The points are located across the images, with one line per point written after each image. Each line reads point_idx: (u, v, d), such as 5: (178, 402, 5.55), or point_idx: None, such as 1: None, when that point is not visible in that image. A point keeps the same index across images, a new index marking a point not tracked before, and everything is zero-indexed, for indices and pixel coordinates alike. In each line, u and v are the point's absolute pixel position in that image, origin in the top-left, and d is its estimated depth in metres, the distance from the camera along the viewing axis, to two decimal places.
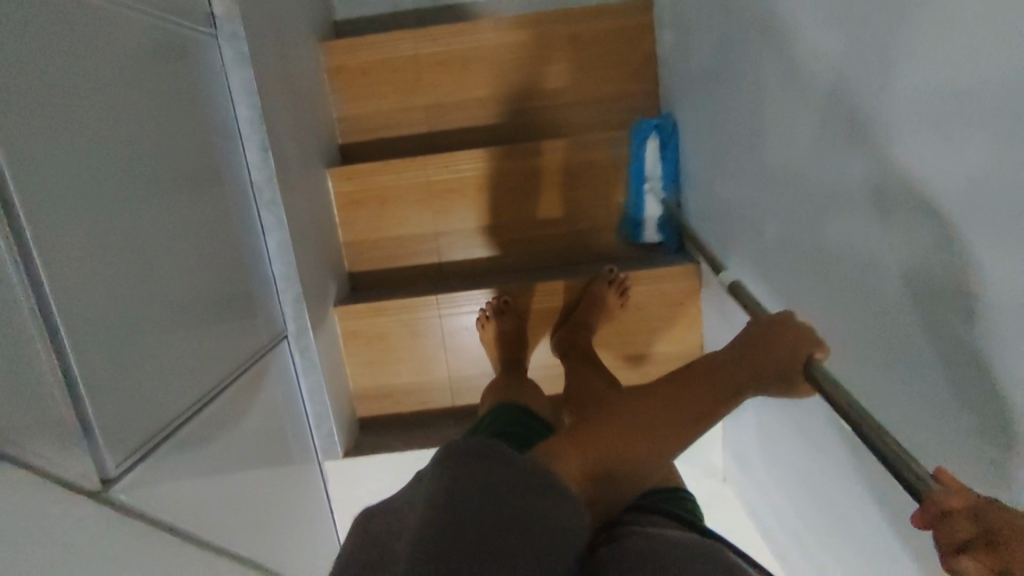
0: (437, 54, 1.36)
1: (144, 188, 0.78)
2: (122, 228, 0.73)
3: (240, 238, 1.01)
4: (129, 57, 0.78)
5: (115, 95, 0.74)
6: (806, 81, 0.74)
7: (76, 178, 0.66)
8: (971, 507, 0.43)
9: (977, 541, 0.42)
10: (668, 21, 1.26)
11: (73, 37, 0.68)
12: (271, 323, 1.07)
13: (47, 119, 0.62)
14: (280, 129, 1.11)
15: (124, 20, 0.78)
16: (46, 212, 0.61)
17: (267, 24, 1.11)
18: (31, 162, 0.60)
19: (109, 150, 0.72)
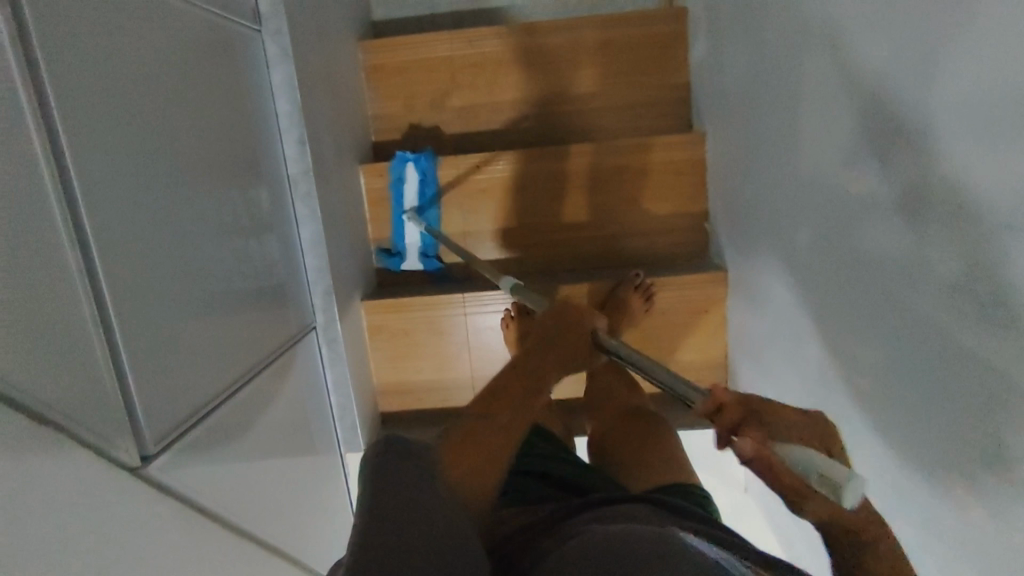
0: (472, 56, 1.38)
1: (187, 176, 0.80)
2: (164, 214, 0.75)
3: (274, 229, 1.03)
4: (177, 49, 0.81)
5: (162, 85, 0.77)
6: (842, 90, 0.74)
7: (124, 163, 0.68)
8: (743, 398, 0.59)
9: (745, 421, 0.57)
10: (702, 29, 1.27)
11: (126, 29, 0.71)
12: (300, 314, 1.09)
13: (99, 104, 0.65)
14: (317, 124, 1.13)
15: (174, 13, 0.81)
16: (97, 193, 0.63)
17: (309, 21, 1.14)
18: (85, 146, 0.62)
19: (153, 138, 0.74)
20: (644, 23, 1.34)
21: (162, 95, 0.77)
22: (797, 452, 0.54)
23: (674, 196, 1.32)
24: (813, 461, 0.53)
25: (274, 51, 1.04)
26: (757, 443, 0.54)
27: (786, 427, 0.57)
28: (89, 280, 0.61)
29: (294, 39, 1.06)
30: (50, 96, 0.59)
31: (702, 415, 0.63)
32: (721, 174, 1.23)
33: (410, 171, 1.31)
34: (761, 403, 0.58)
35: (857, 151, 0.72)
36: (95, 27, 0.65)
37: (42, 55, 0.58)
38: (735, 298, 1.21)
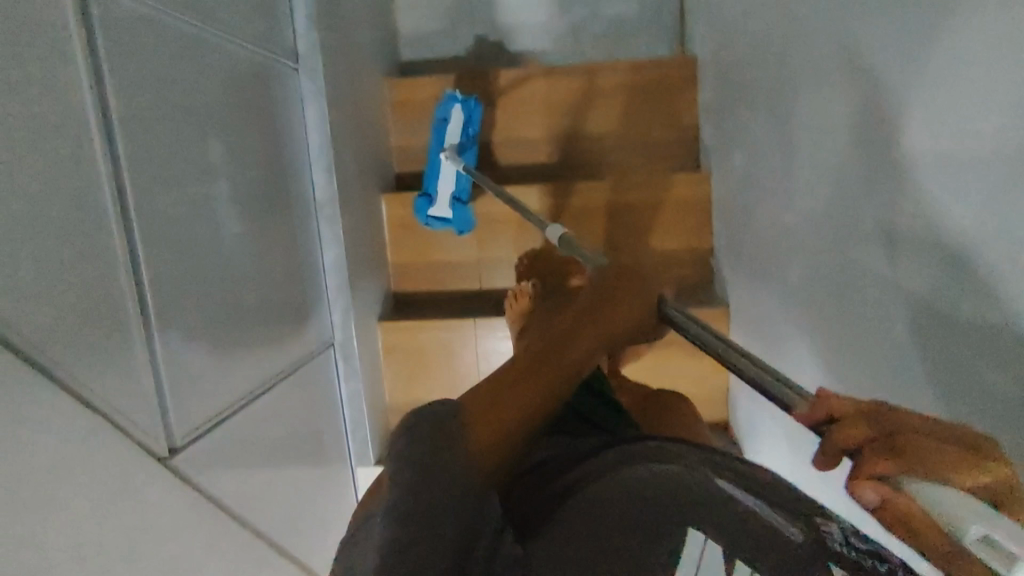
0: (493, 96, 1.47)
1: (225, 195, 0.88)
2: (204, 230, 0.82)
3: (300, 248, 1.10)
4: (223, 82, 0.89)
5: (208, 114, 0.85)
6: (834, 132, 0.80)
7: (169, 183, 0.76)
8: (870, 406, 0.38)
9: (870, 446, 0.36)
10: (710, 74, 1.34)
11: (178, 66, 0.79)
12: (319, 329, 1.14)
13: (152, 128, 0.73)
14: (345, 155, 1.21)
15: (223, 52, 0.90)
16: (145, 207, 0.71)
17: (341, 60, 1.24)
18: (137, 169, 0.70)
19: (198, 161, 0.82)
20: (657, 68, 1.42)
21: (209, 120, 0.85)
22: (929, 490, 0.33)
23: (681, 232, 1.38)
24: (949, 497, 0.33)
25: (308, 85, 1.13)
26: (877, 485, 0.35)
27: (947, 454, 0.34)
28: (134, 276, 0.69)
29: (327, 76, 1.15)
30: (115, 121, 0.67)
31: (802, 424, 0.43)
32: (725, 211, 1.28)
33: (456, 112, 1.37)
34: (904, 421, 0.36)
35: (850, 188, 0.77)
36: (152, 61, 0.74)
37: (108, 86, 0.67)
38: (737, 327, 1.25)
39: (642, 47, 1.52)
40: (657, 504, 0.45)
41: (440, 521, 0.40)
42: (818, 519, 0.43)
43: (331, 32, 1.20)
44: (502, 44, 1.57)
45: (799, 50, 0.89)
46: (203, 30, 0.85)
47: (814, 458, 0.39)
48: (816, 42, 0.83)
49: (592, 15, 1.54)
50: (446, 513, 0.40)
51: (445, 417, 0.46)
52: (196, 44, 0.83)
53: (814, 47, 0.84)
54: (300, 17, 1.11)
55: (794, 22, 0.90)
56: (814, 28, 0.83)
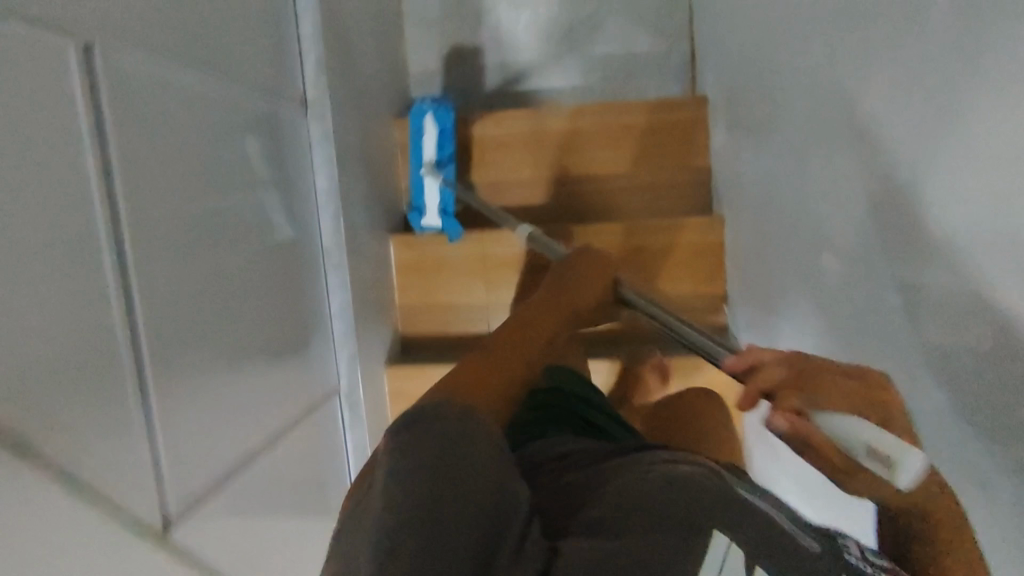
0: (503, 136, 1.46)
1: (229, 249, 0.86)
2: (207, 287, 0.81)
3: (306, 296, 1.08)
4: (230, 134, 0.88)
5: (214, 168, 0.84)
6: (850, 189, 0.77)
7: (170, 242, 0.75)
8: (784, 359, 0.67)
9: (787, 388, 0.64)
10: (721, 117, 1.33)
11: (185, 121, 0.79)
12: (324, 377, 1.12)
13: (153, 187, 0.72)
14: (352, 199, 1.20)
15: (231, 103, 0.89)
16: (143, 268, 0.70)
17: (350, 104, 1.23)
18: (141, 233, 0.70)
19: (203, 216, 0.81)
20: (667, 109, 1.41)
21: (216, 174, 0.84)
22: (837, 419, 0.58)
23: (692, 275, 1.36)
24: (865, 434, 0.56)
25: (317, 131, 1.12)
26: (790, 416, 0.61)
27: (842, 393, 0.65)
28: (129, 335, 0.67)
29: (336, 121, 1.14)
30: (114, 182, 0.66)
31: (732, 372, 0.71)
32: (739, 254, 1.26)
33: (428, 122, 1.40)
34: (814, 366, 0.66)
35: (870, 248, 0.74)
36: (156, 119, 0.73)
37: (111, 149, 0.66)
38: None
39: (652, 86, 1.52)
40: (679, 505, 0.52)
41: (447, 555, 0.44)
42: (836, 541, 0.57)
43: (341, 77, 1.19)
44: (512, 83, 1.56)
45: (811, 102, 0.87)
46: (212, 85, 0.84)
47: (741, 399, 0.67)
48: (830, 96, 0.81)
49: (602, 55, 1.53)
50: (453, 541, 0.44)
51: (456, 430, 0.50)
52: (203, 99, 0.82)
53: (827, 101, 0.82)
54: (309, 64, 1.11)
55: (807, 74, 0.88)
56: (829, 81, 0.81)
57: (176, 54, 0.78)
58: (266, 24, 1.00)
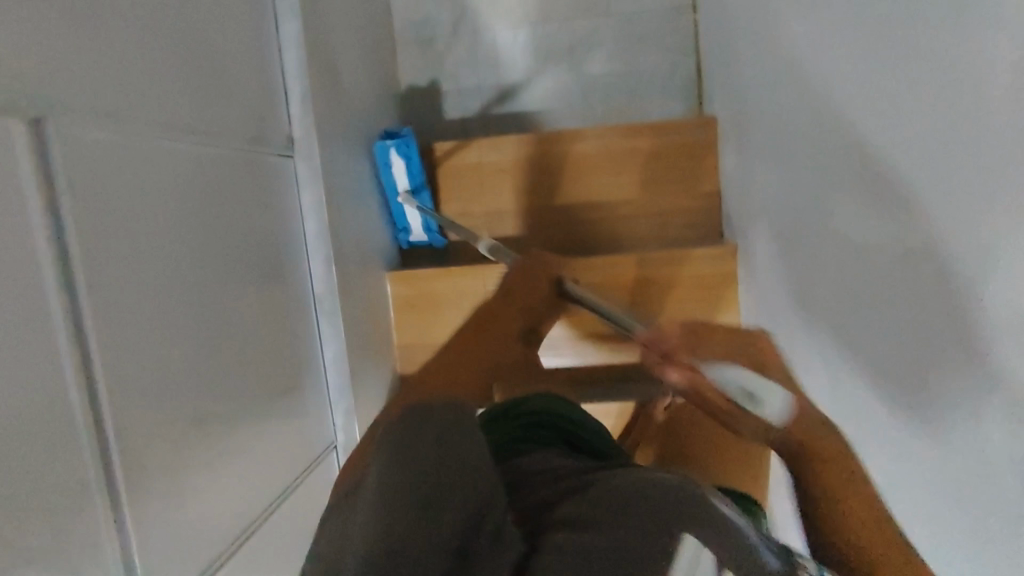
0: (503, 163, 1.39)
1: (210, 316, 0.80)
2: (185, 364, 0.74)
3: (298, 350, 1.02)
4: (207, 191, 0.82)
5: (190, 231, 0.78)
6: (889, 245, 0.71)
7: (143, 323, 0.68)
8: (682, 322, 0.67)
9: (678, 343, 0.66)
10: (732, 140, 1.26)
11: (155, 186, 0.72)
12: (320, 434, 1.06)
13: (122, 263, 0.66)
14: (344, 241, 1.14)
15: (209, 158, 0.82)
16: (108, 354, 0.63)
17: (341, 138, 1.16)
18: (105, 321, 0.63)
19: (179, 287, 0.74)
20: (675, 132, 1.35)
21: (191, 234, 0.78)
22: (723, 369, 0.62)
23: (706, 308, 1.30)
24: (746, 380, 0.61)
25: (305, 172, 1.05)
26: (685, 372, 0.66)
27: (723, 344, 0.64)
28: (95, 431, 0.61)
29: (325, 161, 1.08)
30: (72, 264, 0.60)
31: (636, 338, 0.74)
32: (754, 288, 1.19)
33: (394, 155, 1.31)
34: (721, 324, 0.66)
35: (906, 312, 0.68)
36: (119, 184, 0.67)
37: (67, 228, 0.59)
38: None
39: (657, 106, 1.45)
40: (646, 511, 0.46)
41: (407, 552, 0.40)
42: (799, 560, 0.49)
43: (330, 113, 1.13)
44: (510, 105, 1.49)
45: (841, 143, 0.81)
46: (180, 137, 0.77)
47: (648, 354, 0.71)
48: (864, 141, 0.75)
49: (603, 74, 1.46)
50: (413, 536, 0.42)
51: (436, 433, 0.50)
52: (175, 155, 0.76)
53: None
54: (295, 100, 1.04)
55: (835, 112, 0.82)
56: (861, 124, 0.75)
57: (141, 109, 0.71)
58: (247, 63, 0.94)
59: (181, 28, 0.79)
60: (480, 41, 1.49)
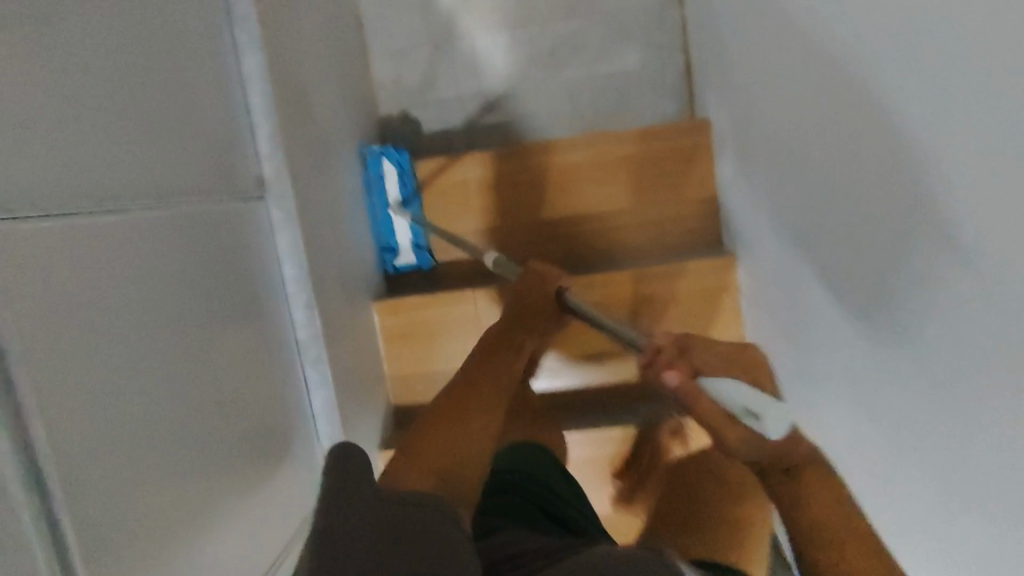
0: (487, 178, 1.33)
1: (180, 390, 0.76)
2: (157, 449, 0.70)
3: (284, 404, 0.98)
4: (158, 258, 0.76)
5: (149, 305, 0.73)
6: (920, 281, 0.67)
7: (106, 418, 0.63)
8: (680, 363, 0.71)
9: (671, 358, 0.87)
10: (729, 145, 1.20)
11: (102, 267, 0.67)
12: (317, 484, 1.03)
13: (74, 358, 0.61)
14: (327, 279, 1.09)
15: (158, 222, 0.77)
16: (71, 464, 0.58)
17: (317, 171, 1.11)
18: (63, 429, 0.58)
19: (142, 368, 0.69)
20: (668, 136, 1.28)
21: (150, 309, 0.73)
22: (726, 387, 0.80)
23: (709, 320, 1.25)
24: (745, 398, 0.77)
25: (278, 214, 1.00)
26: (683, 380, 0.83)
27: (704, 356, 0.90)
28: (59, 552, 0.56)
29: (300, 200, 1.02)
30: (18, 374, 0.55)
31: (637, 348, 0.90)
32: (764, 302, 1.14)
33: (388, 167, 1.30)
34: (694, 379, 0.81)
35: (955, 356, 0.64)
36: (62, 274, 0.62)
37: (8, 335, 0.54)
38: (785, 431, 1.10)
39: (648, 108, 1.38)
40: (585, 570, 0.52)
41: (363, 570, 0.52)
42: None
43: (303, 146, 1.07)
44: (494, 115, 1.42)
45: (857, 165, 0.76)
46: (125, 207, 0.72)
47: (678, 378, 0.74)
48: (884, 167, 0.70)
49: (588, 77, 1.39)
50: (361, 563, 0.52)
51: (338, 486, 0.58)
52: (120, 227, 0.71)
53: (879, 171, 0.71)
54: (263, 139, 0.98)
55: (848, 131, 0.77)
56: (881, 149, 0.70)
57: (78, 186, 0.66)
58: (201, 109, 0.88)
59: (120, 87, 0.73)
60: (457, 50, 1.42)
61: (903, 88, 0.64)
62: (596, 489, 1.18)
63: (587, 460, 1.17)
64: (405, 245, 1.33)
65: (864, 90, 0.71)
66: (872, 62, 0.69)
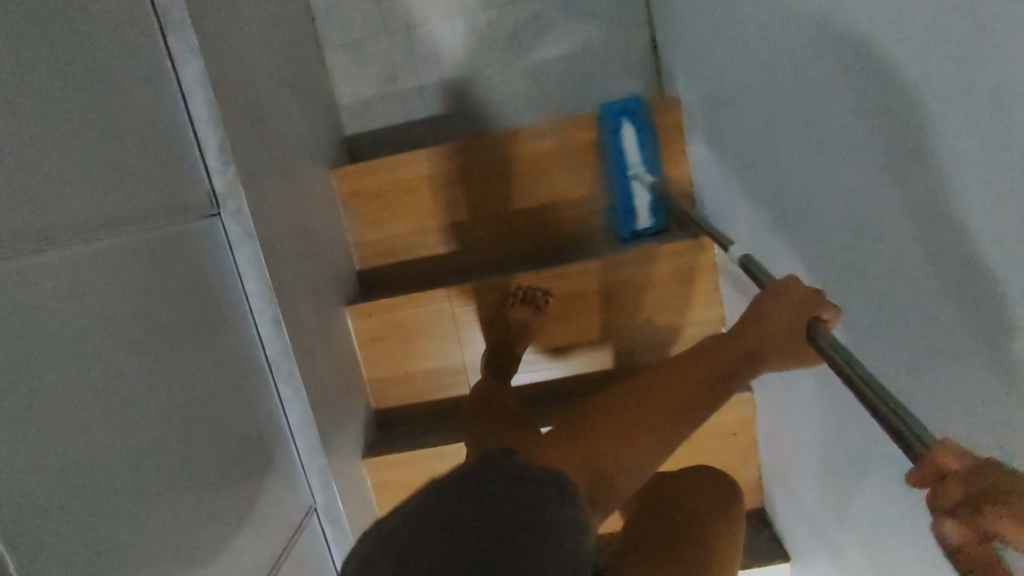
0: (453, 171, 1.29)
1: (139, 430, 0.74)
2: (118, 494, 0.69)
3: (256, 424, 0.97)
4: (108, 295, 0.73)
5: (96, 346, 0.70)
6: (895, 269, 0.65)
7: (59, 473, 0.62)
8: (974, 471, 0.41)
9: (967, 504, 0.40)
10: (699, 125, 1.17)
11: (44, 315, 0.64)
12: (296, 501, 1.03)
13: (19, 417, 0.59)
14: (295, 290, 1.06)
15: (102, 256, 0.74)
16: (18, 518, 0.57)
17: (275, 178, 1.07)
18: (20, 490, 0.58)
19: (94, 414, 0.68)
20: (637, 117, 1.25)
21: (97, 348, 0.70)
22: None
23: (688, 303, 1.22)
24: None
25: (236, 229, 0.96)
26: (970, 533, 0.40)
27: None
28: None
29: (259, 213, 0.99)
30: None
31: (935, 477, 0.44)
32: (741, 284, 1.11)
33: (627, 129, 1.24)
34: (1000, 486, 0.39)
35: (925, 349, 0.62)
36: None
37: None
38: (767, 411, 1.09)
39: (617, 87, 1.34)
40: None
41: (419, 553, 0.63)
42: None
43: (258, 154, 1.02)
44: (459, 104, 1.38)
45: (831, 148, 0.74)
46: (62, 242, 0.68)
47: (915, 470, 0.45)
48: (861, 150, 0.67)
49: (554, 59, 1.35)
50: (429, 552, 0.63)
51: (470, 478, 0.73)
52: (58, 269, 0.67)
53: (856, 156, 0.69)
54: (213, 151, 0.93)
55: (822, 112, 0.74)
56: (856, 130, 0.68)
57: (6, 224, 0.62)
58: (139, 125, 0.83)
59: (44, 112, 0.68)
60: (417, 38, 1.37)
61: (878, 68, 0.61)
62: None
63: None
64: (642, 207, 1.24)
65: (839, 70, 0.68)
66: (843, 40, 0.66)
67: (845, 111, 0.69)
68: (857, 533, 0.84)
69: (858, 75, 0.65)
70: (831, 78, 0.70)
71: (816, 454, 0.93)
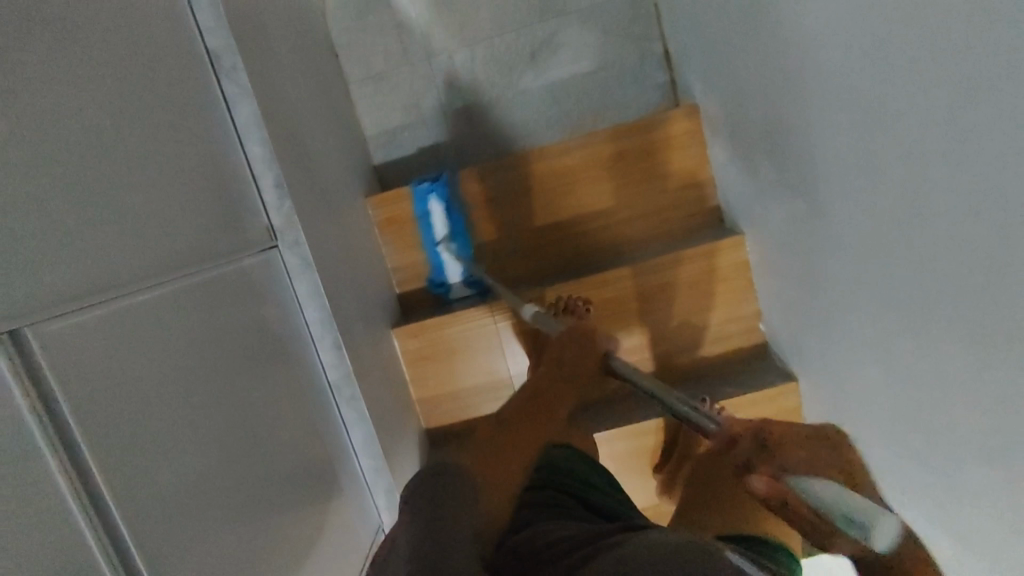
0: (487, 192, 1.34)
1: (218, 451, 0.78)
2: (206, 509, 0.73)
3: (323, 448, 1.00)
4: (184, 324, 0.78)
5: (177, 376, 0.74)
6: (923, 252, 0.69)
7: (160, 488, 0.68)
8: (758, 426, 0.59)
9: (761, 456, 0.55)
10: (718, 128, 1.22)
11: (128, 350, 0.69)
12: (366, 523, 1.06)
13: (117, 441, 0.64)
14: (348, 315, 1.10)
15: (179, 290, 0.78)
16: (138, 522, 0.63)
17: (320, 209, 1.11)
18: (134, 504, 0.64)
19: (180, 437, 0.72)
20: (655, 130, 1.29)
21: (172, 380, 0.74)
22: (816, 484, 0.50)
23: (723, 302, 1.26)
24: None
25: (295, 261, 1.00)
26: (769, 478, 0.53)
27: (808, 453, 0.54)
28: None
29: (313, 244, 1.02)
30: (70, 434, 0.59)
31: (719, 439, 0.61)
32: (775, 279, 1.14)
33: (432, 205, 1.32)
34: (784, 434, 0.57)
35: (962, 325, 0.66)
36: (74, 360, 0.62)
37: (55, 395, 0.59)
38: (811, 400, 1.12)
39: (633, 99, 1.40)
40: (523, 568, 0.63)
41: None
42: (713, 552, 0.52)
43: (305, 187, 1.06)
44: (481, 127, 1.43)
45: (845, 145, 0.78)
46: (141, 282, 0.73)
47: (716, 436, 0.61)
48: (874, 146, 0.72)
49: (569, 77, 1.40)
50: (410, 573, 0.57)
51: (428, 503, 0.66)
52: (139, 307, 0.72)
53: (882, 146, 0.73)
54: (269, 187, 0.97)
55: (833, 114, 0.79)
56: (866, 131, 0.72)
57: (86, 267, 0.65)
58: (202, 165, 0.87)
59: (117, 156, 0.73)
60: (436, 67, 1.42)
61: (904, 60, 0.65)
62: (633, 479, 1.17)
63: (622, 452, 1.15)
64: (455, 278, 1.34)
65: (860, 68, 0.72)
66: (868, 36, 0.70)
67: (854, 111, 0.74)
68: (908, 517, 0.85)
69: (865, 78, 0.69)
70: (838, 82, 0.75)
71: (860, 434, 0.96)
